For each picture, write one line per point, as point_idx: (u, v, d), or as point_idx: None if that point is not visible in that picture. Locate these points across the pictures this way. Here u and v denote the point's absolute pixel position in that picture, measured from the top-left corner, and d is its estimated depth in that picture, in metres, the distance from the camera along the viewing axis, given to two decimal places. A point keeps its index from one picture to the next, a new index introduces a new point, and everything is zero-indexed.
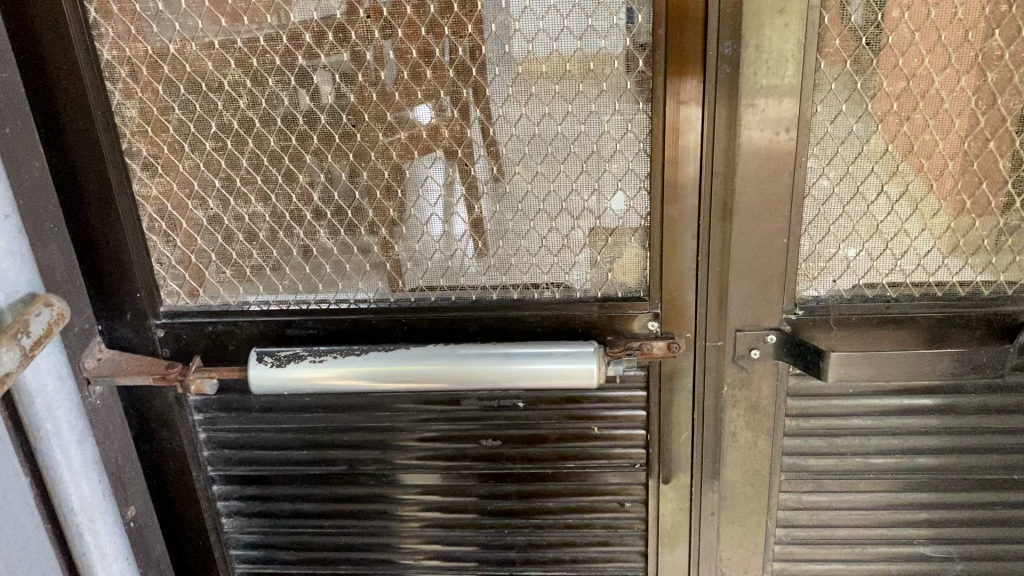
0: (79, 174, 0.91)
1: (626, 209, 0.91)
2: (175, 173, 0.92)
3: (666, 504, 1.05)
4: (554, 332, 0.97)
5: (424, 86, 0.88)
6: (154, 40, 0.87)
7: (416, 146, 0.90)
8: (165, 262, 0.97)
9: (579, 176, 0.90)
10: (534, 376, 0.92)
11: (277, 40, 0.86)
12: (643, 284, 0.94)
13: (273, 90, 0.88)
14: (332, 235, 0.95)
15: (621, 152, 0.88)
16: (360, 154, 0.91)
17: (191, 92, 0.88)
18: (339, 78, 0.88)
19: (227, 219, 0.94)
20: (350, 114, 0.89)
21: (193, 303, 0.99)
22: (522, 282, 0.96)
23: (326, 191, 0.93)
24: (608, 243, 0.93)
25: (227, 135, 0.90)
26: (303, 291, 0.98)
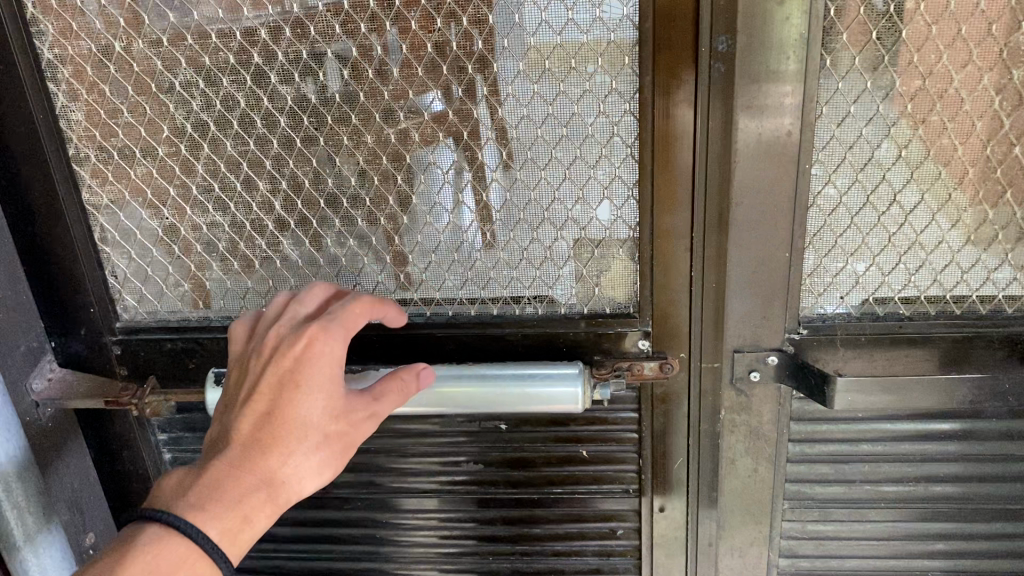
0: (18, 183, 0.85)
1: (613, 219, 0.83)
2: (127, 180, 0.86)
3: (661, 532, 0.98)
4: (536, 350, 0.90)
5: (391, 86, 0.80)
6: (98, 37, 0.80)
7: (384, 150, 0.83)
8: (121, 274, 0.91)
9: (562, 184, 0.82)
10: (515, 402, 0.84)
11: (231, 36, 0.80)
12: (633, 300, 0.87)
13: (228, 91, 0.82)
14: (296, 246, 0.89)
15: (606, 158, 0.81)
16: (324, 159, 0.84)
17: (139, 93, 0.82)
18: (299, 78, 0.81)
19: (185, 229, 0.89)
20: (312, 117, 0.82)
21: (152, 319, 0.93)
22: (502, 296, 0.89)
23: (288, 199, 0.86)
24: (594, 255, 0.85)
25: (181, 139, 0.84)
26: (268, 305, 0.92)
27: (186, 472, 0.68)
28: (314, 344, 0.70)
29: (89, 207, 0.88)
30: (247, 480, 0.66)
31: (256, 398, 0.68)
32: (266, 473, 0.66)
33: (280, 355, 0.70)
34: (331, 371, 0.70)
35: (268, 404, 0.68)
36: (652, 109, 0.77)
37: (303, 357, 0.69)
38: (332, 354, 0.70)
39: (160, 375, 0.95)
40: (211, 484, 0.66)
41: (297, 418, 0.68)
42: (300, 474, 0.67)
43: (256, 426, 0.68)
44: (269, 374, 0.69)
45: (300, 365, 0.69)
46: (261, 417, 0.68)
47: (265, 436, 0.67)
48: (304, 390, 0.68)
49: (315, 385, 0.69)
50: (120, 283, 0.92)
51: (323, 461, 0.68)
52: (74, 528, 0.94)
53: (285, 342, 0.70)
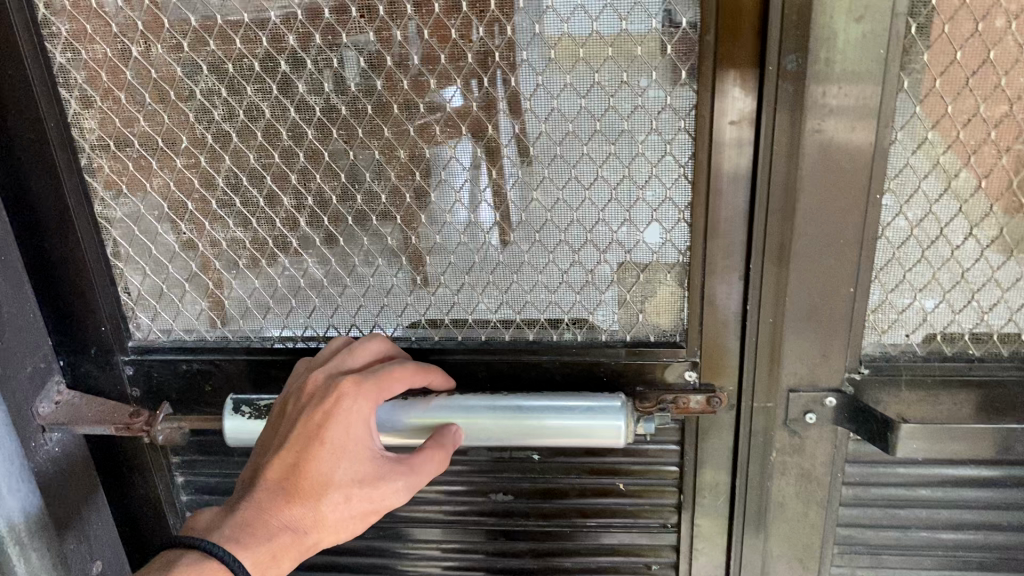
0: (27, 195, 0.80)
1: (661, 241, 0.77)
2: (144, 192, 0.81)
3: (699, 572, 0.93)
4: (573, 380, 0.84)
5: (427, 98, 0.74)
6: (114, 40, 0.75)
7: (417, 165, 0.77)
8: (135, 291, 0.86)
9: (607, 205, 0.77)
10: (553, 434, 0.78)
11: (256, 42, 0.74)
12: (680, 327, 0.81)
13: (251, 100, 0.76)
14: (321, 265, 0.83)
15: (655, 177, 0.75)
16: (353, 173, 0.79)
17: (157, 101, 0.77)
18: (329, 87, 0.75)
19: (203, 245, 0.83)
20: (342, 129, 0.77)
21: (167, 338, 0.89)
22: (538, 320, 0.83)
23: (314, 215, 0.81)
24: (639, 280, 0.79)
25: (201, 150, 0.79)
26: (290, 324, 0.87)
27: (223, 508, 0.71)
28: (346, 401, 0.71)
29: (102, 221, 0.82)
30: (272, 524, 0.68)
31: (287, 447, 0.70)
32: (289, 519, 0.68)
33: (313, 407, 0.71)
34: (359, 429, 0.71)
35: (297, 453, 0.69)
36: (709, 127, 0.71)
37: (332, 412, 0.70)
38: (361, 413, 0.71)
39: (174, 396, 0.90)
40: (241, 525, 0.68)
41: (322, 471, 0.69)
42: (321, 526, 0.69)
43: (285, 473, 0.69)
44: (299, 426, 0.70)
45: (328, 420, 0.70)
46: (289, 465, 0.69)
47: (291, 484, 0.69)
48: (331, 445, 0.70)
49: (342, 440, 0.70)
50: (133, 300, 0.87)
51: (347, 515, 0.69)
52: (81, 557, 0.88)
53: (318, 396, 0.71)
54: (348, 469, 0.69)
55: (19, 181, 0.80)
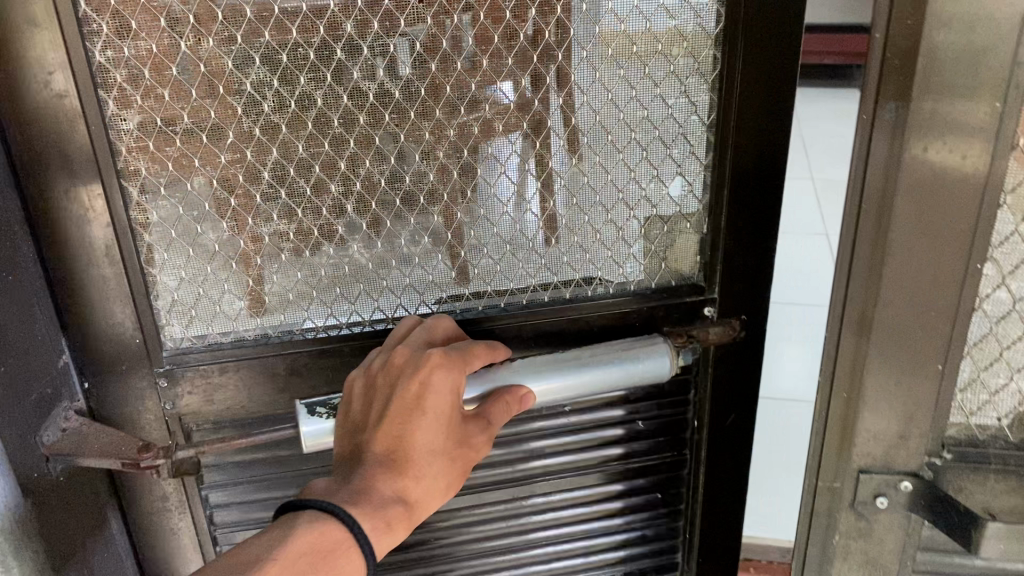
0: (84, 188, 0.90)
1: (683, 193, 1.06)
2: (201, 189, 0.94)
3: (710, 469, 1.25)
4: (609, 329, 1.12)
5: (481, 75, 0.94)
6: (169, 41, 0.85)
7: (466, 142, 0.97)
8: (178, 291, 0.99)
9: (642, 165, 1.03)
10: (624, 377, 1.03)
11: (329, 48, 0.89)
12: (695, 267, 1.12)
13: (316, 101, 0.91)
14: (366, 249, 1.01)
15: (682, 158, 1.04)
16: (402, 155, 0.96)
17: (205, 96, 0.89)
18: (382, 74, 0.91)
19: (247, 237, 0.98)
20: (393, 114, 0.94)
21: (213, 328, 1.03)
22: (580, 274, 1.09)
23: (360, 200, 0.98)
24: (663, 228, 1.08)
25: (247, 143, 0.92)
26: (322, 301, 1.04)
27: (331, 480, 0.88)
28: (437, 373, 0.90)
29: (134, 208, 0.93)
30: (385, 478, 0.86)
31: (389, 414, 0.89)
32: (400, 487, 0.87)
33: (410, 382, 0.89)
34: (446, 399, 0.90)
35: (399, 419, 0.88)
36: (724, 118, 1.00)
37: (426, 383, 0.89)
38: (448, 387, 0.90)
39: (214, 379, 1.04)
40: (361, 482, 0.86)
41: (421, 432, 0.88)
42: (425, 488, 0.88)
43: (392, 434, 0.88)
44: (401, 393, 0.89)
45: (425, 392, 0.89)
46: (395, 427, 0.88)
47: (399, 443, 0.88)
48: (430, 414, 0.89)
49: (436, 403, 0.89)
50: (162, 286, 0.99)
51: (439, 465, 0.89)
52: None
53: (410, 370, 0.90)
54: (446, 434, 0.90)
55: (72, 177, 0.90)
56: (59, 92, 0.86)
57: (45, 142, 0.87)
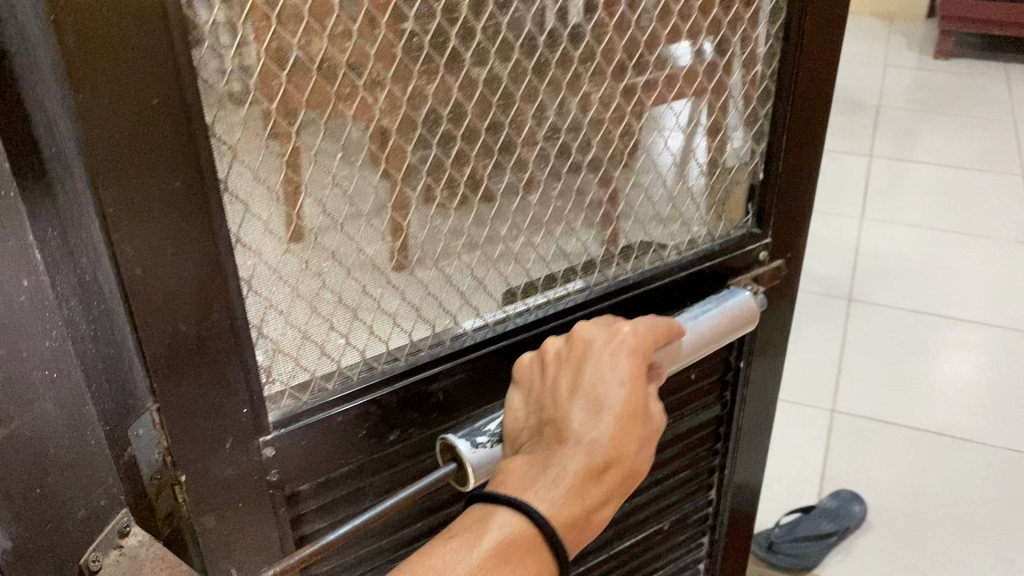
0: (182, 246, 0.66)
1: (740, 141, 1.12)
2: (315, 214, 0.79)
3: (745, 406, 1.38)
4: (687, 292, 1.13)
5: (580, 48, 0.91)
6: (282, 43, 0.71)
7: (562, 121, 0.95)
8: (288, 337, 0.81)
9: (709, 123, 1.08)
10: (733, 325, 1.09)
11: (445, 34, 0.80)
12: (746, 214, 1.18)
13: (429, 96, 0.82)
14: (468, 250, 0.94)
15: (744, 115, 1.09)
16: (505, 142, 0.91)
17: (315, 105, 0.75)
18: (495, 60, 0.85)
19: (353, 260, 0.84)
20: (500, 100, 0.88)
21: (320, 375, 0.85)
22: (653, 242, 1.11)
23: (463, 199, 0.91)
24: (718, 179, 1.14)
25: (357, 154, 0.80)
26: (423, 319, 0.93)
27: (528, 459, 0.87)
28: (621, 347, 0.91)
29: (240, 244, 0.74)
30: (586, 444, 0.85)
31: (582, 387, 0.88)
32: (599, 457, 0.85)
33: (599, 355, 0.90)
34: (638, 371, 0.90)
35: (595, 389, 0.88)
36: (788, 71, 1.05)
37: (614, 355, 0.90)
38: (634, 359, 0.91)
39: (332, 436, 0.85)
40: (564, 453, 0.84)
41: (616, 399, 0.87)
42: (621, 457, 0.86)
43: (587, 404, 0.87)
44: (591, 367, 0.90)
45: (615, 364, 0.90)
46: (591, 398, 0.87)
47: (596, 412, 0.86)
48: (622, 382, 0.88)
49: (627, 373, 0.89)
50: (268, 334, 0.80)
51: (636, 434, 0.87)
52: None
53: (597, 346, 0.91)
54: (638, 403, 0.88)
55: (163, 233, 0.65)
56: (157, 120, 0.62)
57: (136, 188, 0.62)
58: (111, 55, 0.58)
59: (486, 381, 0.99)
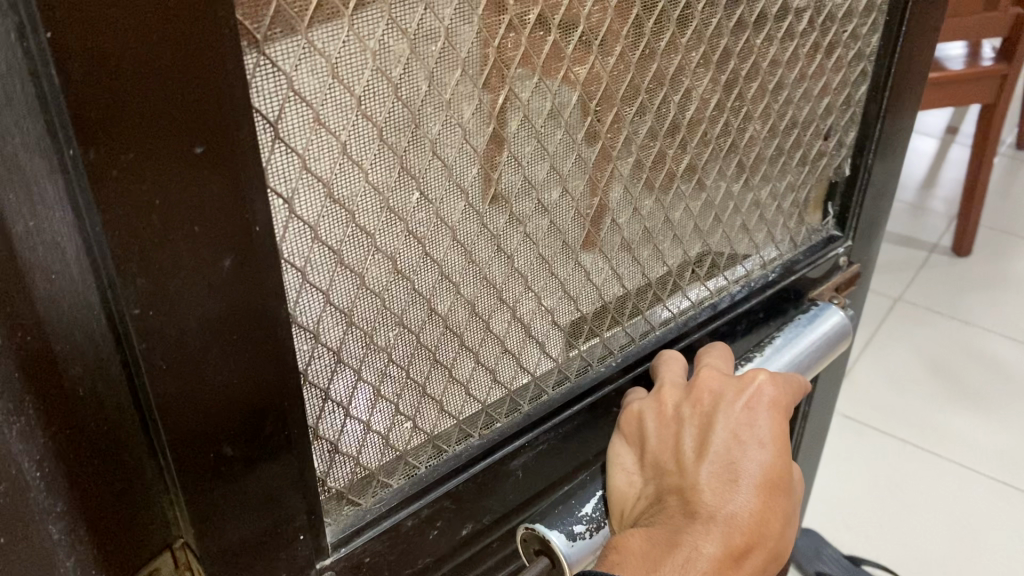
0: (225, 333, 0.51)
1: (834, 135, 0.91)
2: (382, 272, 0.59)
3: (808, 442, 1.17)
4: (767, 309, 0.95)
5: (690, 34, 0.69)
6: (357, 55, 0.50)
7: (662, 126, 0.72)
8: (348, 433, 0.64)
9: (807, 115, 0.86)
10: (831, 349, 0.92)
11: (545, 25, 0.58)
12: (826, 216, 0.98)
13: (522, 107, 0.60)
14: (552, 295, 0.74)
15: (839, 104, 0.88)
16: (599, 159, 0.69)
17: (387, 125, 0.53)
18: (600, 56, 0.63)
19: (428, 329, 0.65)
20: (599, 105, 0.66)
21: (383, 471, 0.68)
22: (739, 255, 0.91)
23: (551, 235, 0.70)
24: (809, 179, 0.93)
25: (437, 192, 0.59)
26: (499, 382, 0.74)
27: (644, 535, 0.65)
28: (758, 398, 0.71)
29: (298, 328, 0.56)
30: (722, 521, 0.64)
31: (712, 446, 0.68)
32: (740, 541, 0.64)
33: (732, 407, 0.70)
34: (781, 428, 0.69)
35: (731, 452, 0.67)
36: (899, 60, 0.87)
37: (751, 407, 0.70)
38: (775, 412, 0.70)
39: (399, 544, 0.69)
40: (696, 531, 0.64)
41: (759, 464, 0.66)
42: (764, 540, 0.65)
43: (720, 470, 0.66)
44: (723, 422, 0.69)
45: (753, 419, 0.69)
46: (725, 462, 0.67)
47: (732, 481, 0.66)
48: (764, 442, 0.68)
49: (768, 431, 0.68)
50: (324, 435, 0.62)
51: (782, 511, 0.67)
52: None
53: (728, 395, 0.71)
54: (784, 470, 0.68)
55: (202, 320, 0.49)
56: (197, 177, 0.45)
57: (172, 265, 0.46)
58: (137, 90, 0.41)
59: (568, 451, 0.82)
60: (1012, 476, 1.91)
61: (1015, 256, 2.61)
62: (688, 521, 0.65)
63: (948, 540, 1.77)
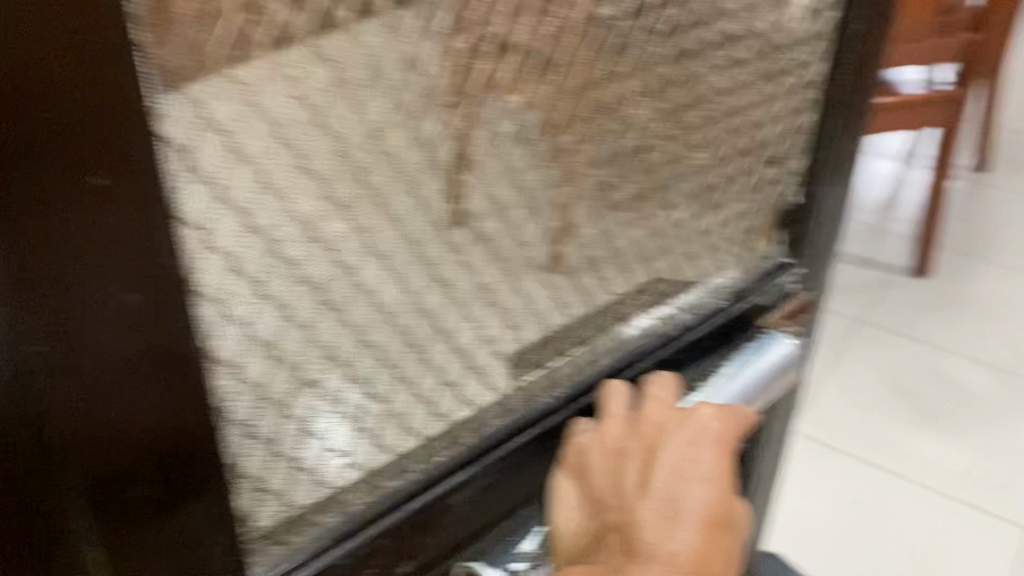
0: (135, 370, 0.48)
1: (781, 162, 0.91)
2: (307, 303, 0.57)
3: (763, 471, 1.16)
4: (717, 336, 0.94)
5: (628, 61, 0.68)
6: (272, 83, 0.49)
7: (602, 153, 0.72)
8: (275, 469, 0.62)
9: (752, 142, 0.86)
10: (780, 377, 0.91)
11: (475, 51, 0.57)
12: (775, 243, 0.98)
13: (453, 134, 0.59)
14: (492, 325, 0.72)
15: (784, 131, 0.88)
16: (537, 187, 0.68)
17: (309, 154, 0.52)
18: (534, 82, 0.62)
19: (358, 360, 0.63)
20: (534, 132, 0.65)
21: (313, 508, 0.66)
22: (687, 283, 0.90)
23: (488, 264, 0.68)
24: (756, 206, 0.93)
25: (365, 221, 0.57)
26: (438, 414, 0.72)
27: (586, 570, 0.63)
28: (703, 433, 0.70)
29: (217, 362, 0.54)
30: (663, 559, 0.62)
31: (655, 481, 0.66)
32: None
33: (676, 442, 0.69)
34: (725, 465, 0.68)
35: (674, 486, 0.66)
36: None
37: (695, 443, 0.69)
38: (719, 448, 0.69)
39: None
40: (637, 569, 0.62)
41: (702, 501, 0.65)
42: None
43: (663, 506, 0.65)
44: (666, 457, 0.67)
45: (698, 454, 0.68)
46: (668, 499, 0.65)
47: (676, 518, 0.64)
48: (707, 478, 0.67)
49: (711, 468, 0.68)
50: (249, 473, 0.60)
51: (723, 550, 0.66)
52: None
53: (671, 429, 0.70)
54: (726, 507, 0.67)
55: (109, 356, 0.47)
56: (99, 208, 0.43)
57: (69, 298, 0.44)
58: (27, 118, 0.39)
59: (512, 485, 0.80)
60: (970, 496, 1.92)
61: (974, 277, 2.64)
62: (628, 558, 0.63)
63: (910, 564, 1.77)
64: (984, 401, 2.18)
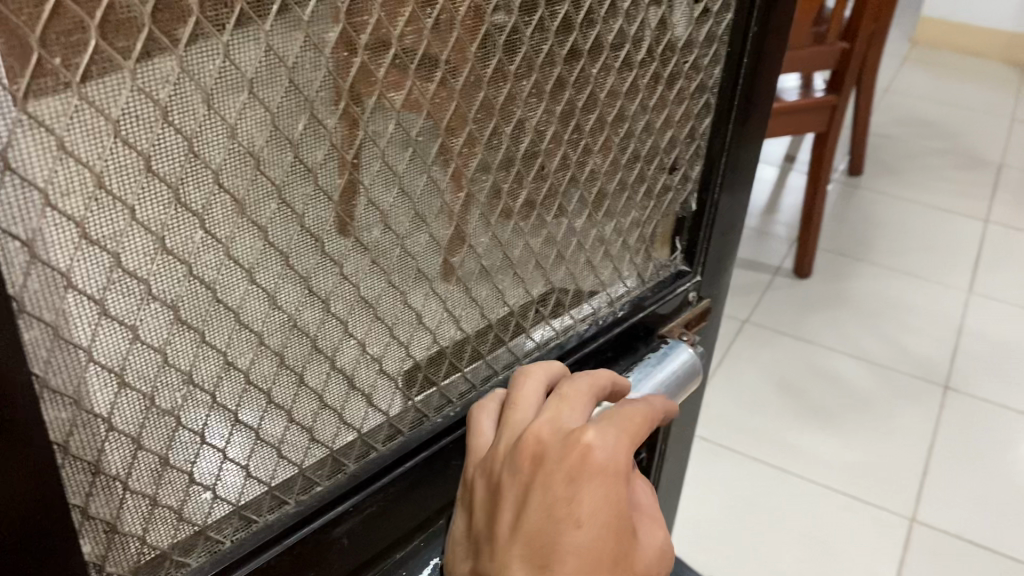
0: None
1: (679, 168, 0.88)
2: (159, 324, 0.51)
3: (664, 480, 1.14)
4: (614, 347, 0.91)
5: (521, 61, 0.64)
6: (110, 73, 0.42)
7: (495, 159, 0.67)
8: (128, 509, 0.55)
9: (649, 147, 0.83)
10: (680, 390, 0.89)
11: (352, 46, 0.52)
12: (675, 251, 0.96)
13: (328, 137, 0.53)
14: (378, 343, 0.67)
15: (682, 136, 0.86)
16: (425, 194, 0.63)
17: (157, 155, 0.45)
18: (420, 82, 0.57)
19: (225, 386, 0.57)
20: (421, 135, 0.59)
21: (177, 549, 0.60)
22: (586, 293, 0.86)
23: (374, 277, 0.63)
24: (656, 215, 0.90)
25: (229, 232, 0.51)
26: (319, 441, 0.66)
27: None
28: (583, 461, 0.61)
29: (49, 393, 0.47)
30: None
31: (524, 522, 0.61)
32: None
33: (549, 477, 0.61)
34: (602, 500, 0.61)
35: (543, 530, 0.60)
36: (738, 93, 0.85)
37: (573, 496, 0.60)
38: (599, 477, 0.61)
39: None
40: None
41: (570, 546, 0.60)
42: None
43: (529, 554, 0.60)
44: (540, 500, 0.61)
45: (572, 491, 0.60)
46: (535, 546, 0.60)
47: (543, 566, 0.60)
48: (578, 522, 0.60)
49: (588, 509, 0.60)
50: (97, 514, 0.54)
51: None
52: None
53: (554, 459, 0.61)
54: (604, 544, 0.61)
55: None
56: None
57: None
58: None
59: (402, 511, 0.75)
60: (861, 490, 1.97)
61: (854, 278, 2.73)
62: None
63: (803, 559, 1.80)
64: (868, 398, 2.25)
